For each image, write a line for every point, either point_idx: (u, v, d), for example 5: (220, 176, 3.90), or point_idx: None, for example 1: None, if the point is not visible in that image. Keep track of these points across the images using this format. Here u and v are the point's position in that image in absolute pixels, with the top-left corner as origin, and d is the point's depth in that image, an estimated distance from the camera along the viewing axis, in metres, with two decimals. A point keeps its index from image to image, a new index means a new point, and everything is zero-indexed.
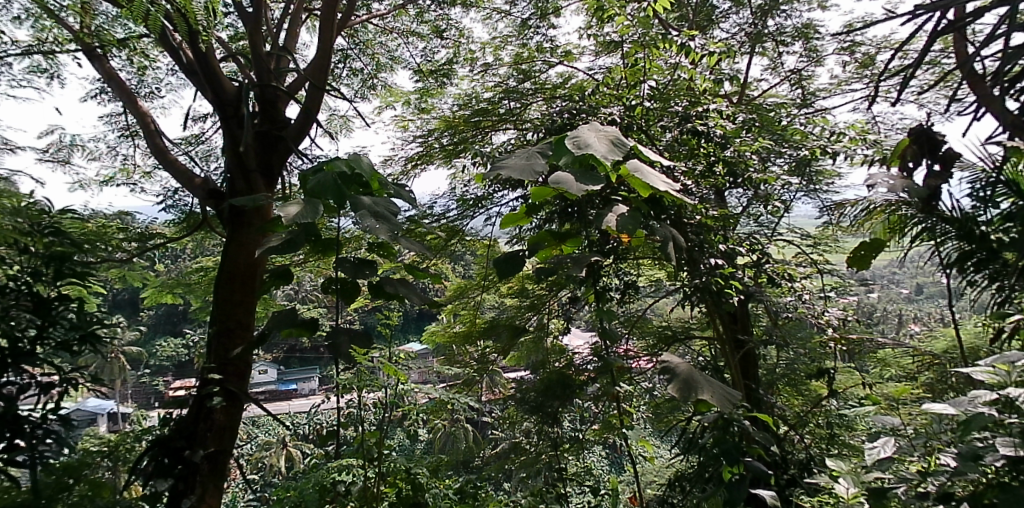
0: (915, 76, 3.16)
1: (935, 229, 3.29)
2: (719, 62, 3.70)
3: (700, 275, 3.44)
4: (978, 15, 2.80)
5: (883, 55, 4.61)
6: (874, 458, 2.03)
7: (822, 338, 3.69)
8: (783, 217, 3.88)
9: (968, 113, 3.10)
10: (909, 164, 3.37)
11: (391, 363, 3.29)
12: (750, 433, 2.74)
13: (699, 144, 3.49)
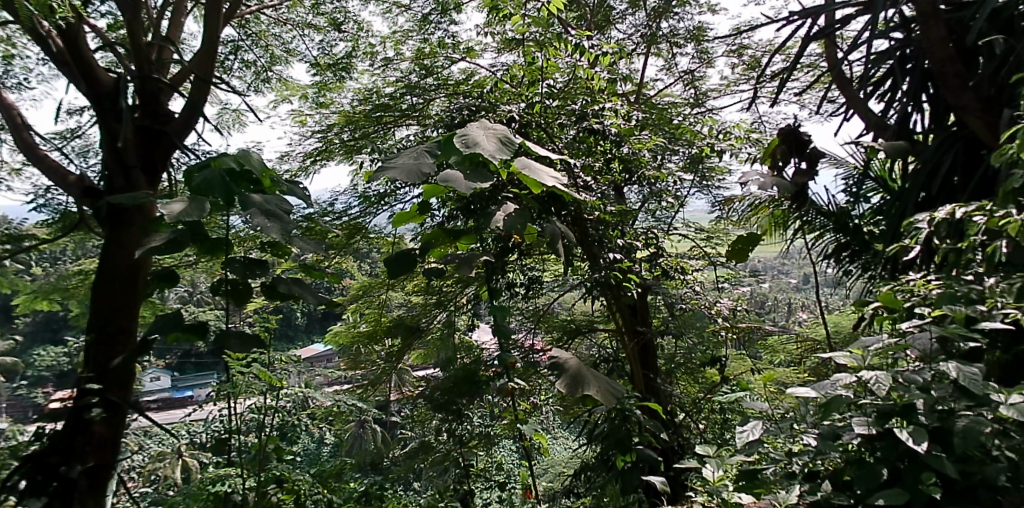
0: (792, 79, 3.38)
1: (814, 222, 3.44)
2: (613, 62, 3.77)
3: (600, 269, 3.57)
4: (845, 22, 3.02)
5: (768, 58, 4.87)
6: (744, 441, 2.15)
7: (715, 327, 3.88)
8: (678, 213, 4.04)
9: (839, 115, 3.35)
10: (778, 164, 3.32)
11: (267, 368, 3.01)
12: (642, 422, 2.86)
13: (595, 142, 3.59)
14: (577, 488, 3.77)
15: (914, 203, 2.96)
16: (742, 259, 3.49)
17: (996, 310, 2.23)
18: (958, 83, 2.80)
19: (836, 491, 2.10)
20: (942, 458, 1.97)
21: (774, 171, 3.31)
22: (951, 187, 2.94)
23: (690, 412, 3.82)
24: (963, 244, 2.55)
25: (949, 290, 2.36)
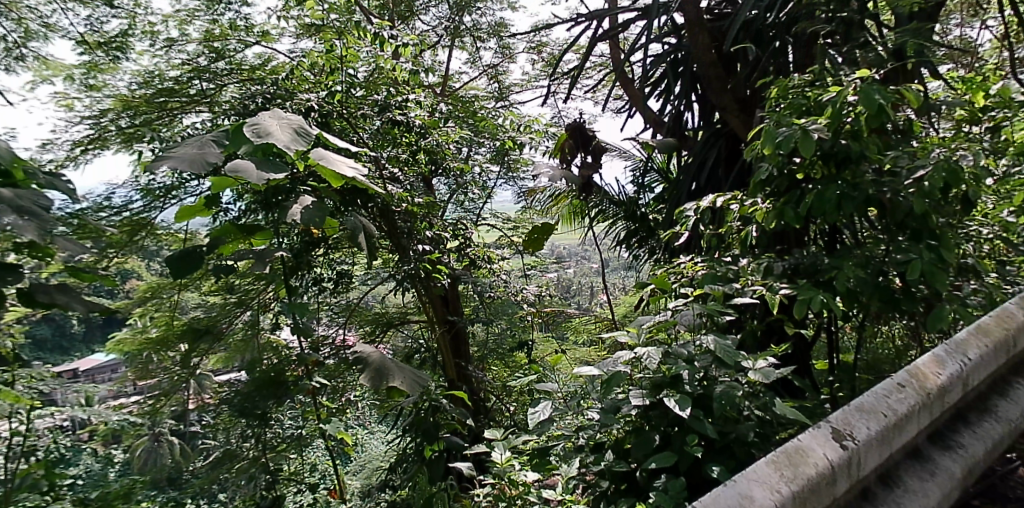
0: (582, 76, 3.63)
1: (607, 211, 3.81)
2: (415, 54, 3.78)
3: (409, 261, 3.50)
4: (626, 26, 3.32)
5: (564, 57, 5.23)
6: (536, 421, 2.39)
7: (522, 314, 4.11)
8: (486, 202, 4.20)
9: (624, 111, 3.66)
10: (567, 157, 3.61)
11: (9, 387, 2.50)
12: (447, 411, 3.07)
13: (399, 133, 3.53)
14: (394, 481, 3.73)
15: (687, 193, 3.32)
16: (536, 247, 4.07)
17: (748, 288, 2.62)
18: (719, 85, 3.12)
19: (617, 460, 2.33)
20: (703, 421, 2.24)
21: (565, 165, 3.61)
22: (716, 178, 3.29)
23: (500, 396, 4.01)
24: (723, 230, 2.93)
25: (711, 272, 2.73)
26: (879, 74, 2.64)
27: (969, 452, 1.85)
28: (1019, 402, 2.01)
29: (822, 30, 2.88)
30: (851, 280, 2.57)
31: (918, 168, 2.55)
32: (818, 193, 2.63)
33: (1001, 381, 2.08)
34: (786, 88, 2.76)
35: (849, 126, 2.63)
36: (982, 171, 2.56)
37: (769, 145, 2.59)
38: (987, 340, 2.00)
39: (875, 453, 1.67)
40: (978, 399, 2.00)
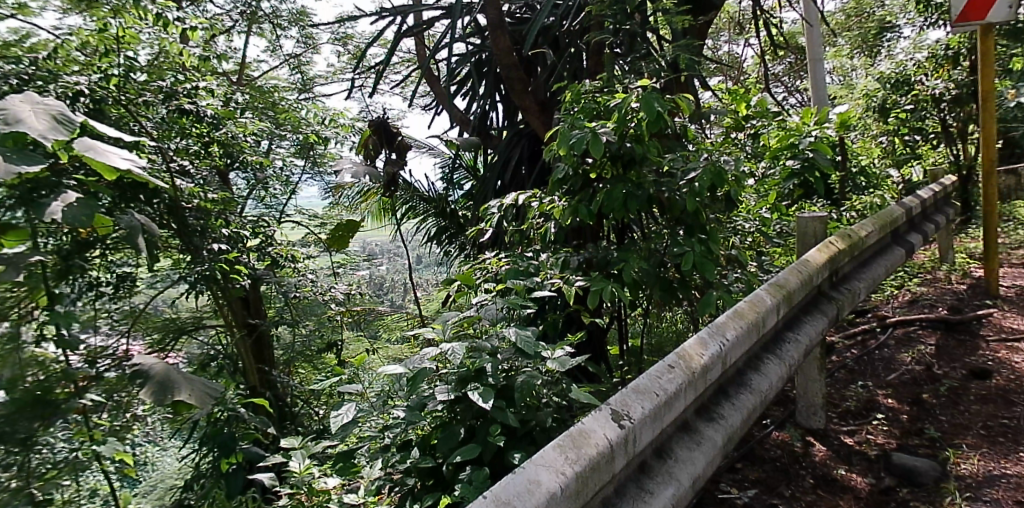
0: (387, 71, 3.60)
1: (417, 208, 3.97)
2: (205, 38, 3.53)
3: (202, 261, 3.23)
4: (429, 23, 3.36)
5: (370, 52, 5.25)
6: (339, 423, 2.35)
7: (331, 314, 4.04)
8: (291, 198, 4.09)
9: (430, 109, 3.69)
10: (371, 153, 3.56)
11: None
12: (246, 420, 2.98)
13: (188, 123, 3.25)
14: (190, 500, 3.43)
15: (492, 191, 3.43)
16: (341, 245, 4.28)
17: (547, 281, 2.74)
18: (520, 87, 3.24)
19: (422, 457, 2.34)
20: (506, 412, 2.31)
21: (369, 161, 3.55)
22: (520, 177, 3.42)
23: (308, 400, 3.88)
24: (524, 226, 3.06)
25: (513, 267, 2.84)
26: (657, 84, 2.90)
27: (728, 422, 2.09)
28: (768, 375, 2.29)
29: (609, 40, 3.10)
30: (636, 271, 2.79)
31: (691, 170, 2.84)
32: (608, 192, 2.82)
33: (755, 357, 2.36)
34: (579, 93, 2.94)
35: (633, 130, 2.86)
36: (741, 173, 2.92)
37: (564, 146, 2.74)
38: (741, 321, 2.22)
39: (648, 429, 1.82)
40: (736, 374, 2.26)
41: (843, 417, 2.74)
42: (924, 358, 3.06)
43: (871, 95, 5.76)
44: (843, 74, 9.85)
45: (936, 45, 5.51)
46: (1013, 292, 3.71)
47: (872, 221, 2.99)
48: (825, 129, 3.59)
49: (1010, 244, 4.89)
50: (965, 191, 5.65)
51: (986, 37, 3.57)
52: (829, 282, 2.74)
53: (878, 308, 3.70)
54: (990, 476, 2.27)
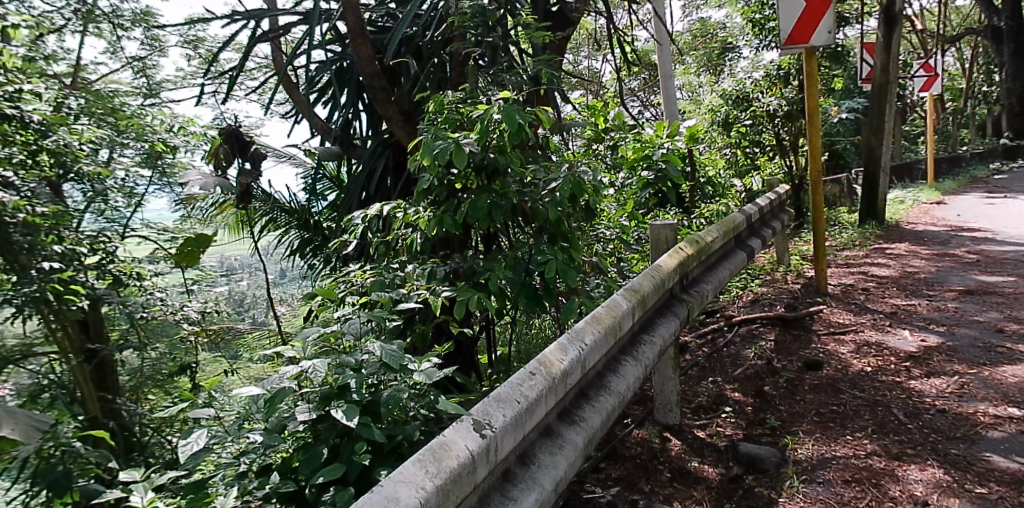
0: (242, 77, 3.44)
1: (278, 220, 3.78)
2: (31, 36, 3.20)
3: (30, 281, 2.93)
4: (286, 29, 3.25)
5: (223, 57, 5.01)
6: (189, 453, 2.21)
7: (183, 335, 3.78)
8: (137, 210, 3.78)
9: (289, 117, 3.55)
10: (222, 163, 3.39)
11: None
12: (84, 455, 2.70)
13: (11, 129, 2.92)
14: None
15: (357, 202, 3.36)
16: (192, 261, 3.94)
17: (413, 292, 2.71)
18: (383, 97, 3.20)
19: (283, 481, 2.22)
20: (370, 428, 2.24)
21: (219, 171, 3.37)
22: (386, 188, 3.40)
23: (159, 428, 3.59)
24: (390, 237, 3.01)
25: (378, 279, 2.79)
26: (518, 96, 2.96)
27: (589, 424, 2.16)
28: (626, 377, 2.39)
29: (472, 52, 3.12)
30: (501, 280, 2.80)
31: (551, 181, 2.93)
32: (472, 202, 2.83)
33: (613, 359, 2.46)
34: (441, 104, 2.93)
35: (496, 141, 2.88)
36: (598, 183, 3.04)
37: (427, 156, 2.73)
38: (599, 326, 2.30)
39: (509, 437, 1.83)
40: (596, 377, 2.34)
41: (696, 412, 2.92)
42: (765, 353, 3.31)
43: (716, 109, 6.22)
44: (692, 90, 10.58)
45: (769, 66, 6.05)
46: (839, 290, 4.12)
47: (717, 227, 3.21)
48: (675, 141, 3.82)
49: (836, 246, 5.43)
50: (797, 198, 6.23)
51: (811, 58, 3.95)
52: (680, 286, 2.92)
53: (725, 308, 3.98)
54: (822, 459, 2.49)
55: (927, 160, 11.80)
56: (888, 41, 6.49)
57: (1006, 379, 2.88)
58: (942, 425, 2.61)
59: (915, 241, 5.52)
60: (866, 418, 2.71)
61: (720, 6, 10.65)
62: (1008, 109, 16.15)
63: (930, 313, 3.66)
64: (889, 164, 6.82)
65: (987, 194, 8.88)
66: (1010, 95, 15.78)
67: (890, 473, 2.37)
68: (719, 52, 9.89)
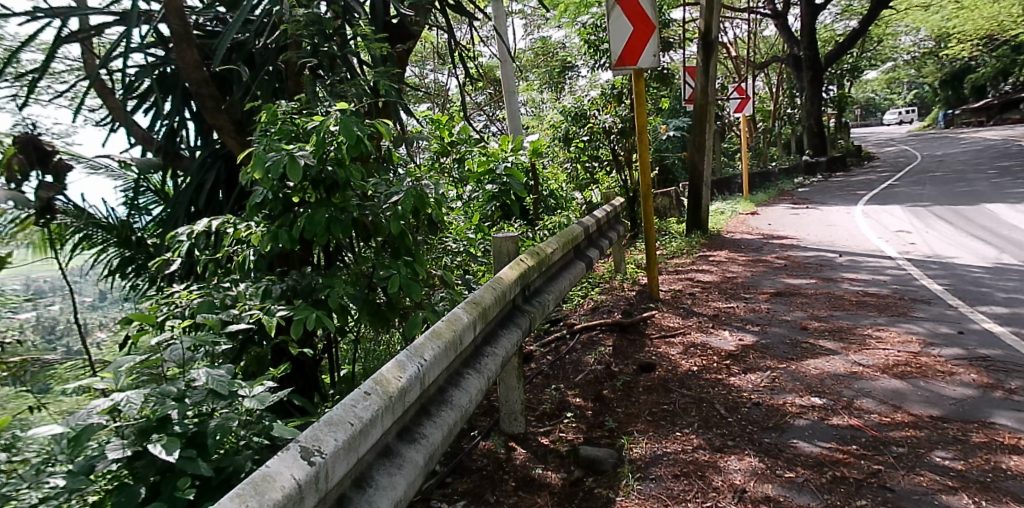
0: (46, 79, 3.09)
1: (93, 237, 3.37)
2: None
3: None
4: (97, 29, 2.97)
5: (22, 57, 4.51)
6: None
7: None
8: None
9: (104, 125, 3.25)
10: (18, 178, 3.03)
11: None
12: None
13: None
14: None
15: (185, 216, 3.14)
16: None
17: (245, 313, 2.56)
18: (212, 105, 3.01)
19: None
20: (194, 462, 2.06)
21: (14, 187, 3.02)
22: (216, 201, 3.23)
23: None
24: (220, 254, 2.83)
25: (206, 300, 2.60)
26: (356, 107, 2.91)
27: (429, 441, 2.13)
28: (467, 391, 2.40)
29: (308, 61, 3.02)
30: (342, 297, 2.71)
31: (392, 194, 2.90)
32: (309, 216, 2.71)
33: (456, 374, 2.44)
34: (274, 114, 2.80)
35: (333, 153, 2.80)
36: (440, 197, 3.05)
37: (258, 169, 2.57)
38: (439, 341, 2.28)
39: (342, 461, 1.72)
40: (438, 392, 2.31)
41: (540, 419, 2.99)
42: (604, 359, 3.47)
43: (557, 125, 6.47)
44: (534, 107, 10.96)
45: (604, 85, 6.41)
46: (670, 296, 4.41)
47: (557, 239, 3.32)
48: (520, 156, 3.96)
49: (667, 254, 5.82)
50: (633, 210, 6.62)
51: (639, 78, 4.21)
52: (522, 297, 2.98)
53: (568, 316, 4.13)
54: (655, 456, 2.64)
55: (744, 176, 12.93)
56: (707, 65, 7.08)
57: (809, 372, 3.21)
58: (757, 416, 2.86)
59: (734, 249, 6.06)
60: (692, 415, 2.91)
61: (557, 28, 11.15)
62: (803, 130, 18.08)
63: (746, 314, 4.01)
64: (710, 178, 7.35)
65: (792, 205, 9.93)
66: (806, 118, 17.57)
67: (714, 465, 2.55)
68: (559, 71, 10.33)
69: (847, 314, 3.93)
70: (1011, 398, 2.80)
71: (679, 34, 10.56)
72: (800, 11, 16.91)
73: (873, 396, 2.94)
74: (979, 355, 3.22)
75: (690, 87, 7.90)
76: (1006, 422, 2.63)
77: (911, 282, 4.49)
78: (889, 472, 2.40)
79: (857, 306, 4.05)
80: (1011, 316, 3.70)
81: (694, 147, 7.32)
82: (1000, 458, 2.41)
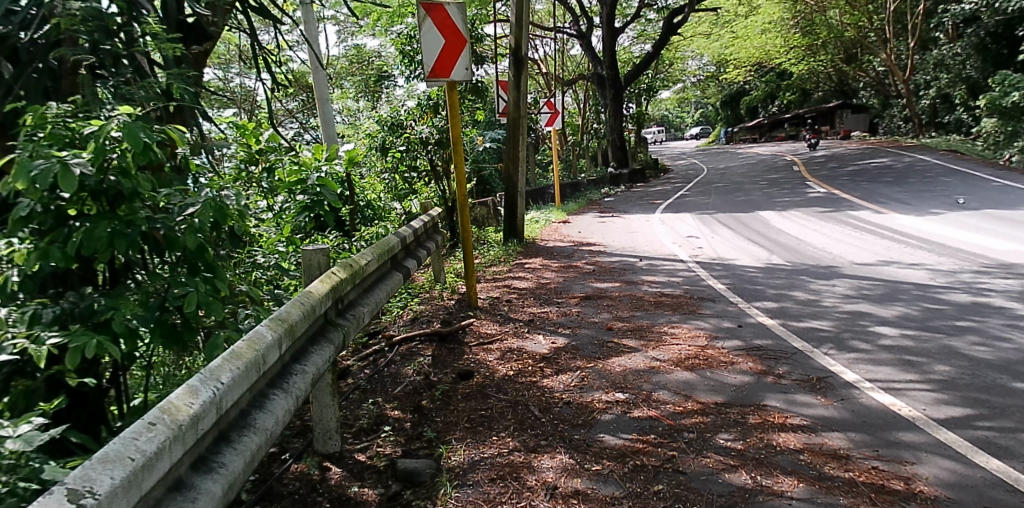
0: None
1: None
2: None
3: None
4: None
5: None
6: None
7: None
8: None
9: None
10: None
11: None
12: None
13: None
14: None
15: None
16: None
17: (8, 343, 2.22)
18: None
19: None
20: None
21: None
22: None
23: None
24: None
25: None
26: (142, 112, 2.67)
27: (228, 470, 1.95)
28: (273, 413, 2.25)
29: (85, 60, 2.71)
30: (128, 319, 2.46)
31: (187, 205, 2.70)
32: (86, 231, 2.41)
33: (261, 395, 2.29)
34: (42, 116, 2.45)
35: (116, 162, 2.53)
36: (243, 208, 2.90)
37: (20, 179, 2.23)
38: (238, 363, 2.11)
39: (120, 503, 1.50)
40: (239, 416, 2.14)
41: (357, 436, 2.91)
42: (422, 369, 3.47)
43: (373, 135, 6.44)
44: (349, 115, 10.74)
45: (421, 96, 6.45)
46: (487, 303, 4.52)
47: (371, 250, 3.27)
48: (335, 164, 3.94)
49: (484, 262, 5.97)
50: (451, 220, 6.73)
51: (453, 91, 4.29)
52: (335, 311, 2.89)
53: (386, 328, 4.08)
54: (472, 462, 2.68)
55: (555, 186, 13.59)
56: (519, 80, 7.34)
57: (614, 369, 3.44)
58: (568, 414, 3.01)
59: (547, 256, 6.35)
60: (508, 419, 2.99)
61: (371, 36, 11.02)
62: (609, 144, 19.37)
63: (559, 318, 4.22)
64: (524, 187, 7.61)
65: (599, 214, 10.60)
66: (611, 133, 18.84)
67: (528, 466, 2.63)
68: (374, 79, 10.20)
69: (647, 314, 4.26)
70: (780, 382, 3.19)
71: (492, 48, 10.88)
72: (602, 32, 18.03)
73: (668, 388, 3.21)
74: (754, 345, 3.64)
75: (504, 101, 8.26)
76: (775, 404, 2.99)
77: (700, 282, 4.98)
78: (682, 456, 2.63)
79: (655, 306, 4.41)
80: (779, 309, 4.23)
81: (508, 158, 7.54)
82: (771, 435, 2.73)
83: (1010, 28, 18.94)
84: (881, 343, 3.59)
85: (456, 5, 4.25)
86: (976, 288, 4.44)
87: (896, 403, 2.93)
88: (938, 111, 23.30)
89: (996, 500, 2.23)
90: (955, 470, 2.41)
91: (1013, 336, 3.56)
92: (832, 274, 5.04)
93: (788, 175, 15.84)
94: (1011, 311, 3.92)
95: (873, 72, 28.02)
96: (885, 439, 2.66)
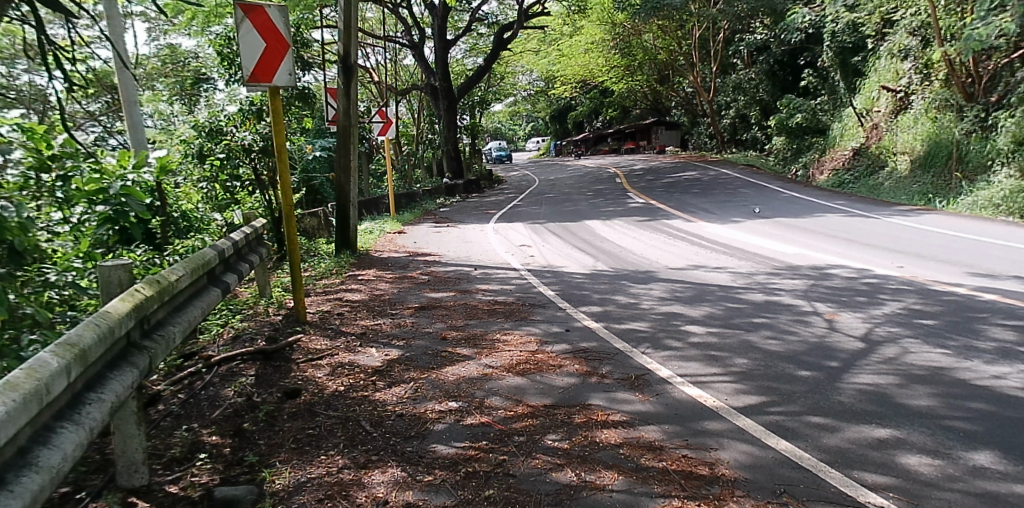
0: None
1: None
2: None
3: None
4: None
5: None
6: None
7: None
8: None
9: None
10: None
11: None
12: None
13: None
14: None
15: None
16: None
17: None
18: None
19: None
20: None
21: None
22: None
23: None
24: None
25: None
26: None
27: None
28: (61, 448, 2.00)
29: None
30: None
31: None
32: None
33: (45, 428, 2.01)
34: None
35: None
36: (25, 221, 2.60)
37: None
38: (16, 394, 1.85)
39: None
40: (16, 455, 1.87)
41: (167, 466, 2.68)
42: (245, 390, 3.29)
43: (187, 141, 6.00)
44: (158, 119, 9.97)
45: (242, 101, 6.16)
46: (317, 318, 4.37)
47: (182, 265, 3.05)
48: (144, 174, 3.69)
49: (315, 275, 5.77)
50: (276, 231, 6.48)
51: (274, 96, 4.12)
52: (139, 332, 2.65)
53: (204, 349, 3.80)
54: (298, 484, 2.56)
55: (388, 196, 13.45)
56: (350, 88, 7.19)
57: (447, 378, 3.46)
58: (399, 427, 2.97)
59: (382, 267, 6.27)
60: (337, 436, 2.91)
61: (182, 35, 10.31)
62: (445, 155, 19.56)
63: (392, 330, 4.17)
64: (356, 198, 7.37)
65: (436, 224, 10.66)
66: (447, 144, 19.01)
67: (358, 482, 2.57)
68: (187, 82, 9.55)
69: (480, 322, 4.33)
70: (603, 381, 3.37)
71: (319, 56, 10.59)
72: (435, 44, 18.16)
73: (499, 393, 3.28)
74: (581, 348, 3.83)
75: (334, 108, 8.10)
76: (598, 402, 3.16)
77: (531, 290, 5.15)
78: (512, 460, 2.69)
79: (488, 314, 4.50)
80: (602, 313, 4.48)
81: (340, 168, 7.35)
82: (594, 433, 2.88)
83: (793, 57, 21.69)
84: (691, 340, 3.91)
85: (277, 7, 4.10)
86: (769, 288, 4.99)
87: (701, 395, 3.20)
88: (738, 130, 26.11)
89: (785, 476, 2.50)
90: (752, 452, 2.67)
91: (798, 329, 4.04)
92: (650, 278, 5.43)
93: (611, 186, 16.92)
94: (796, 308, 4.44)
95: (682, 93, 30.82)
96: (693, 429, 2.89)
